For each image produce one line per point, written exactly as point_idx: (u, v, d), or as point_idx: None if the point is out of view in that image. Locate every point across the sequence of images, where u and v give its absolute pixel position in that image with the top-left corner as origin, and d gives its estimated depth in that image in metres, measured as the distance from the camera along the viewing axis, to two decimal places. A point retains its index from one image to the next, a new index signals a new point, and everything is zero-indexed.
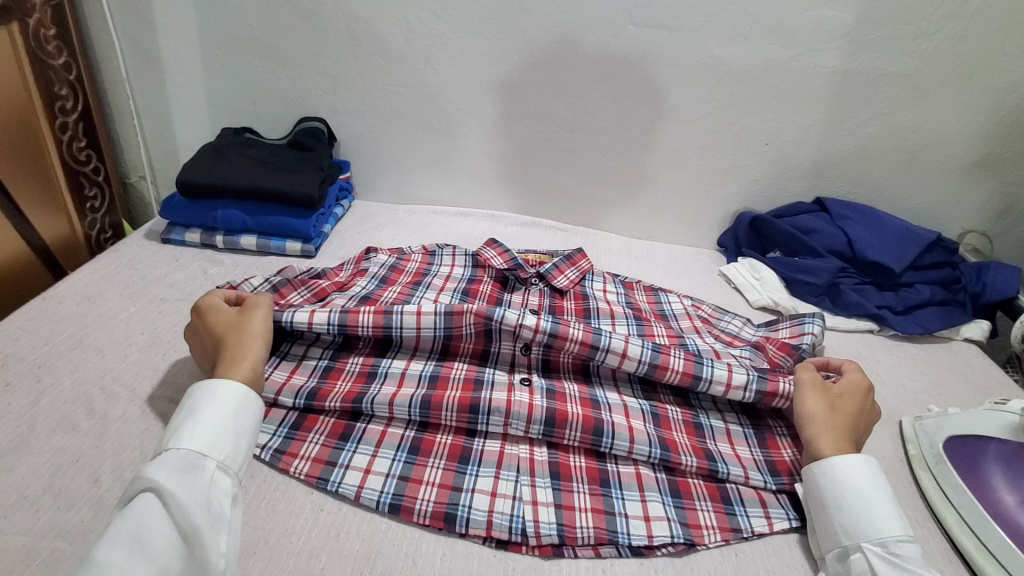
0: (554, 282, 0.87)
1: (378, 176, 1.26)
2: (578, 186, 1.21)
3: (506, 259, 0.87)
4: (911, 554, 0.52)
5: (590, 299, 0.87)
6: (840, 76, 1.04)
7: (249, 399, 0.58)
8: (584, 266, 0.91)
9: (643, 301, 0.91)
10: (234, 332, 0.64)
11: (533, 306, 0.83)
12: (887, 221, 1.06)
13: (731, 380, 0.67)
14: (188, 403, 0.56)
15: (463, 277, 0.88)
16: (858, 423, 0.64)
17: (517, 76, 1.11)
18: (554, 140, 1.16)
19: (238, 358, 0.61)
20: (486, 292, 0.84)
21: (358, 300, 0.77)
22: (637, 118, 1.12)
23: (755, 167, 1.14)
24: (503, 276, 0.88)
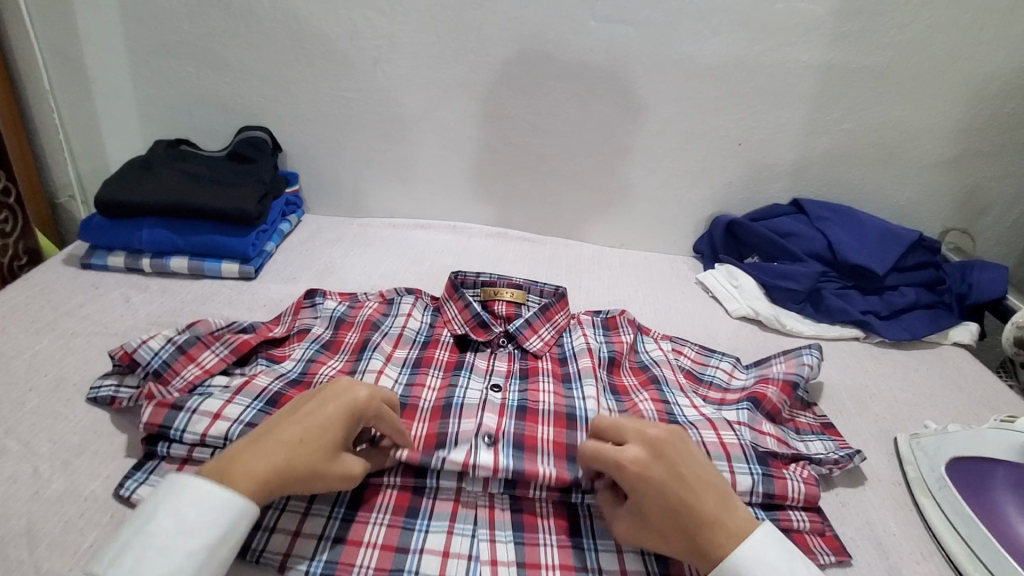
0: (525, 344, 0.78)
1: (330, 188, 1.17)
2: (545, 194, 1.14)
3: (466, 317, 0.80)
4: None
5: (568, 361, 0.76)
6: (812, 70, 0.99)
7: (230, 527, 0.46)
8: (560, 322, 0.82)
9: (624, 343, 0.81)
10: (318, 453, 0.50)
11: (498, 372, 0.75)
12: (867, 222, 1.01)
13: (736, 483, 0.56)
14: (188, 520, 0.44)
15: (417, 339, 0.79)
16: (685, 492, 0.49)
17: (475, 78, 1.03)
18: (517, 145, 1.09)
19: (273, 478, 0.48)
20: (443, 358, 0.76)
21: (287, 382, 0.66)
22: (604, 120, 1.05)
23: (728, 168, 1.08)
24: (463, 338, 0.80)
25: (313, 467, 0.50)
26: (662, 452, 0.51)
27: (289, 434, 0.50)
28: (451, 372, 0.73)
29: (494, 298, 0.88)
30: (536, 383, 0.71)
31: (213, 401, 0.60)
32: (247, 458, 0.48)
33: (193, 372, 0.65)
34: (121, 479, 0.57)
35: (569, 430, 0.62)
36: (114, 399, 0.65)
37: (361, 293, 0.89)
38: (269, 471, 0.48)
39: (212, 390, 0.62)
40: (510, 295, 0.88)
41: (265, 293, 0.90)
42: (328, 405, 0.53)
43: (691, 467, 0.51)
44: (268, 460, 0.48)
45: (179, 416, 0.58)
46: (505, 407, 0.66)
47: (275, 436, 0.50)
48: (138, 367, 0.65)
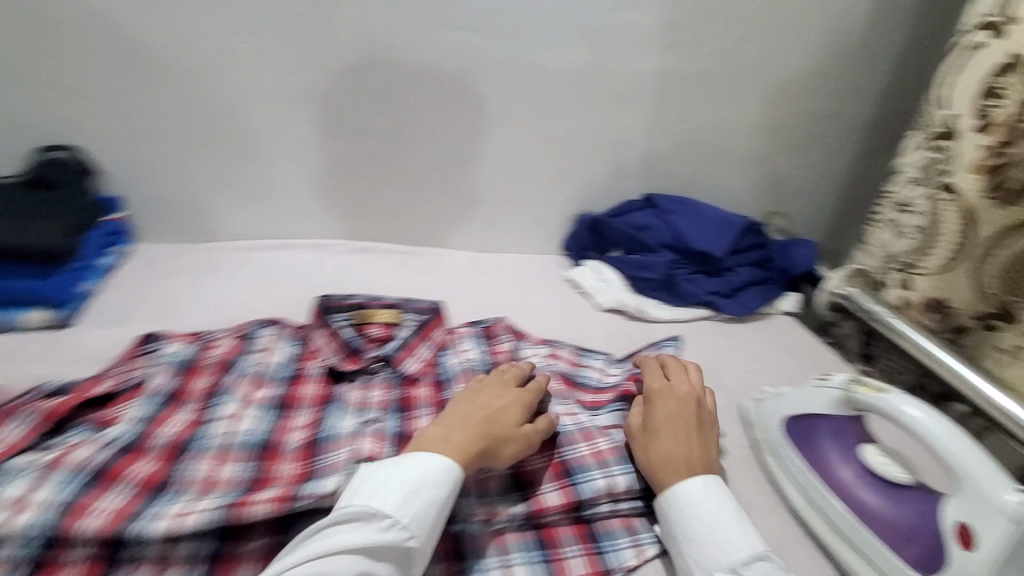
0: (401, 367, 0.76)
1: (166, 211, 1.03)
2: (413, 204, 1.11)
3: (337, 345, 0.78)
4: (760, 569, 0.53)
5: (449, 384, 0.75)
6: (649, 77, 1.07)
7: (448, 481, 0.54)
8: (439, 339, 0.82)
9: (503, 352, 0.81)
10: (508, 424, 0.61)
11: (375, 402, 0.71)
12: (706, 212, 1.13)
13: (613, 486, 0.62)
14: (426, 473, 0.53)
15: (281, 375, 0.73)
16: (682, 432, 0.64)
17: (325, 87, 0.98)
18: (377, 156, 1.05)
19: (480, 447, 0.58)
20: (312, 394, 0.71)
21: (118, 449, 0.59)
22: (464, 126, 1.05)
23: (587, 169, 1.14)
24: (335, 370, 0.75)
25: (508, 436, 0.60)
26: (687, 402, 0.67)
27: (476, 413, 0.61)
28: (322, 408, 0.69)
29: (367, 321, 0.85)
30: (414, 414, 0.69)
31: (18, 485, 0.52)
32: (446, 436, 0.58)
33: None
34: None
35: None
36: None
37: (214, 330, 0.82)
38: (472, 441, 0.58)
39: (19, 470, 0.54)
40: (384, 316, 0.85)
41: (87, 341, 0.79)
42: (495, 389, 0.66)
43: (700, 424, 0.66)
44: (468, 434, 0.58)
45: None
46: (385, 435, 0.64)
47: (464, 418, 0.61)
48: None
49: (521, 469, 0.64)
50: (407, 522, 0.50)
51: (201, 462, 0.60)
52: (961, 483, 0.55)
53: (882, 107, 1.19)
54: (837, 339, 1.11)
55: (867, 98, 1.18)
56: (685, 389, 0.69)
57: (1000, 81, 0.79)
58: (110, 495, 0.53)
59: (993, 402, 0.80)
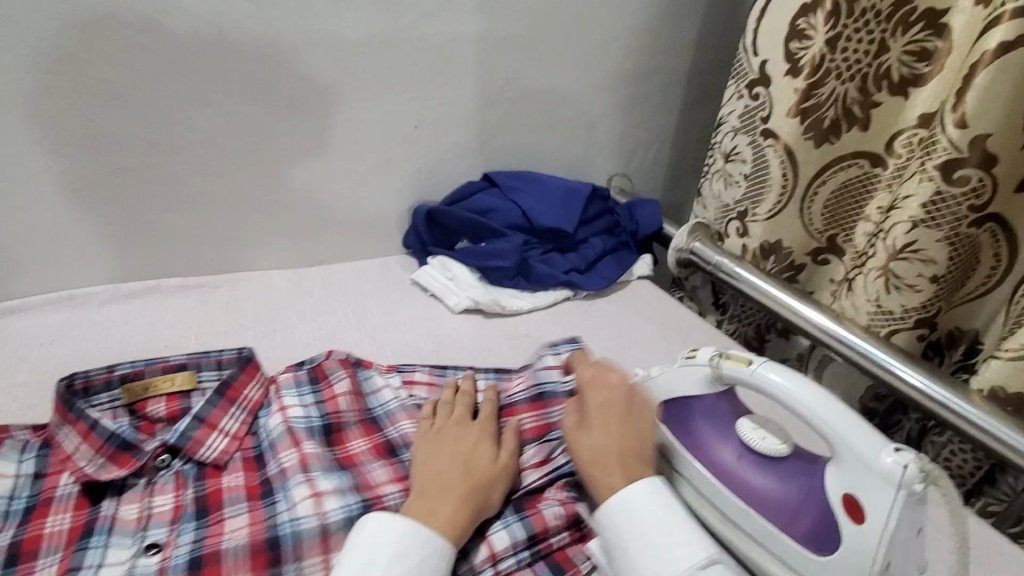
0: (196, 457, 0.57)
1: None
2: (198, 224, 0.88)
3: (91, 443, 0.55)
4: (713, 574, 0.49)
5: (268, 458, 0.59)
6: (462, 42, 0.94)
7: (429, 551, 0.48)
8: (251, 398, 0.64)
9: (341, 399, 0.64)
10: (487, 462, 0.57)
11: (160, 516, 0.53)
12: (550, 184, 1.04)
13: (493, 548, 0.54)
14: (425, 556, 0.48)
15: (8, 514, 0.52)
16: (607, 432, 0.58)
17: (28, 86, 0.72)
18: (132, 171, 0.80)
19: (471, 501, 0.53)
20: (60, 530, 0.51)
21: None
22: (249, 121, 0.84)
23: (413, 156, 0.99)
24: (95, 483, 0.54)
25: (494, 475, 0.56)
26: (610, 391, 0.61)
27: (452, 465, 0.55)
28: (75, 546, 0.50)
29: (144, 397, 0.63)
30: (221, 516, 0.53)
31: None
32: (431, 505, 0.51)
33: None
34: None
35: (272, 570, 0.49)
36: None
37: None
38: (463, 497, 0.53)
39: None
40: (170, 386, 0.64)
41: None
42: (455, 428, 0.60)
43: (632, 410, 0.60)
44: (453, 492, 0.53)
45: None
46: (168, 571, 0.48)
47: (438, 475, 0.54)
48: None
49: None
50: None
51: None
52: (837, 451, 0.51)
53: (699, 56, 1.19)
54: (688, 292, 1.09)
55: (686, 49, 1.17)
56: (604, 379, 0.63)
57: (807, 21, 0.78)
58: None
59: (841, 342, 0.79)
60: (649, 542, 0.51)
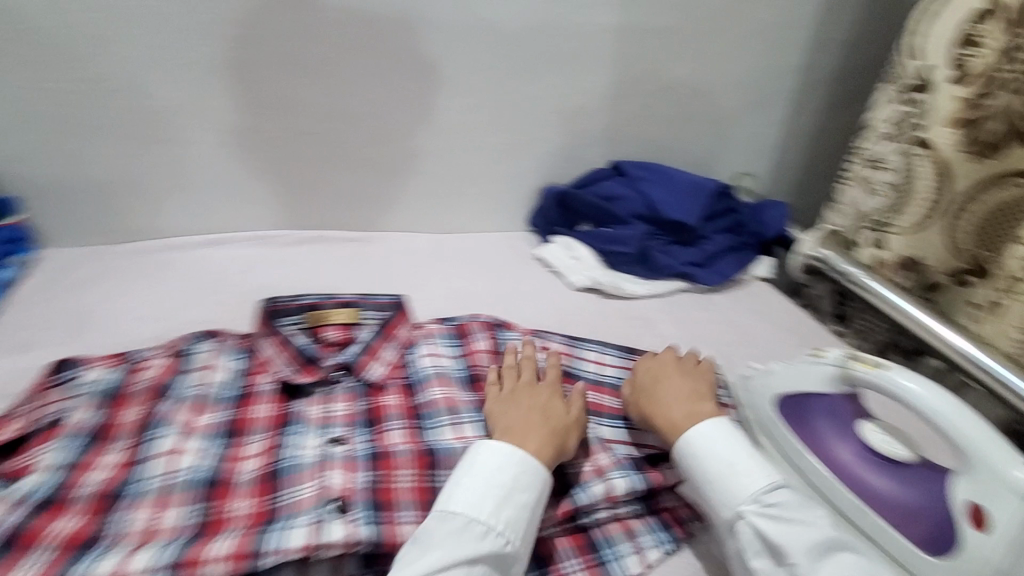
0: (365, 375, 0.69)
1: (78, 211, 0.88)
2: (362, 187, 0.99)
3: (288, 356, 0.69)
4: (783, 500, 0.52)
5: (419, 389, 0.68)
6: (609, 34, 0.99)
7: (522, 474, 0.54)
8: (404, 337, 0.75)
9: (481, 354, 0.75)
10: (561, 414, 0.62)
11: (338, 419, 0.64)
12: (677, 177, 1.07)
13: (613, 491, 0.59)
14: (522, 474, 0.54)
15: (224, 397, 0.64)
16: (671, 387, 0.64)
17: (248, 55, 0.84)
18: (317, 134, 0.93)
19: (554, 442, 0.58)
20: (264, 416, 0.62)
21: (26, 511, 0.49)
22: (414, 96, 0.94)
23: (550, 139, 1.06)
24: (289, 385, 0.67)
25: (569, 424, 0.61)
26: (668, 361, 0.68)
27: (531, 414, 0.60)
28: (278, 430, 0.61)
29: (321, 323, 0.75)
30: (384, 428, 0.63)
31: None
32: (519, 439, 0.57)
33: None
34: None
35: (430, 471, 0.59)
36: None
37: (137, 349, 0.70)
38: (546, 437, 0.58)
39: None
40: (340, 317, 0.76)
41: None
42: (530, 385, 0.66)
43: (687, 371, 0.67)
44: (536, 432, 0.58)
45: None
46: (353, 459, 0.58)
47: (521, 420, 0.60)
48: None
49: None
50: (492, 527, 0.51)
51: (138, 511, 0.50)
52: (971, 462, 0.52)
53: (846, 57, 1.15)
54: (809, 300, 1.08)
55: (831, 49, 1.13)
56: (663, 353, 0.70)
57: (980, 27, 0.75)
58: (26, 569, 0.45)
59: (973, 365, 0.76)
60: (718, 467, 0.56)
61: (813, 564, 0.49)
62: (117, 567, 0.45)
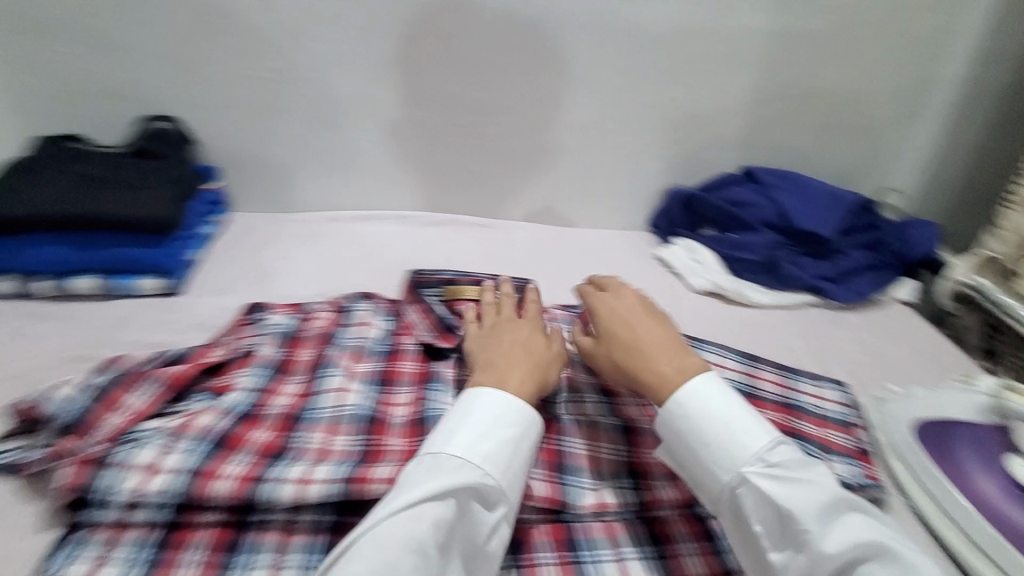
0: None
1: (258, 181, 1.02)
2: (496, 177, 1.06)
3: (430, 322, 0.77)
4: (786, 459, 0.50)
5: None
6: (758, 37, 0.98)
7: (505, 421, 0.53)
8: None
9: None
10: (544, 352, 0.63)
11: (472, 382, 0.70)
12: (813, 186, 1.03)
13: None
14: (510, 420, 0.53)
15: (378, 351, 0.73)
16: (642, 331, 0.62)
17: (412, 52, 0.93)
18: (464, 126, 1.00)
19: (535, 378, 0.59)
20: (410, 371, 0.70)
21: (232, 417, 0.59)
22: (555, 94, 0.99)
23: (682, 141, 1.06)
24: (431, 347, 0.74)
25: (549, 360, 0.62)
26: (626, 307, 0.65)
27: (513, 351, 0.62)
28: (423, 385, 0.68)
29: (458, 297, 0.81)
30: None
31: (148, 450, 0.52)
32: (500, 376, 0.58)
33: (120, 420, 0.55)
34: (43, 558, 0.48)
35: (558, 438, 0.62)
36: (19, 464, 0.53)
37: (308, 302, 0.82)
38: (527, 372, 0.59)
39: (149, 433, 0.54)
40: (473, 292, 0.81)
41: (196, 310, 0.78)
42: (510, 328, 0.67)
43: (649, 316, 0.64)
44: (518, 367, 0.59)
45: (105, 474, 0.50)
46: None
47: (503, 357, 0.61)
48: (47, 422, 0.55)
49: (637, 459, 0.62)
50: (478, 472, 0.49)
51: (314, 433, 0.59)
52: None
53: None
54: (953, 330, 1.00)
55: (1010, 57, 1.02)
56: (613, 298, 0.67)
57: None
58: (236, 461, 0.54)
59: None
60: (715, 427, 0.53)
61: (826, 528, 0.47)
62: (304, 471, 0.53)
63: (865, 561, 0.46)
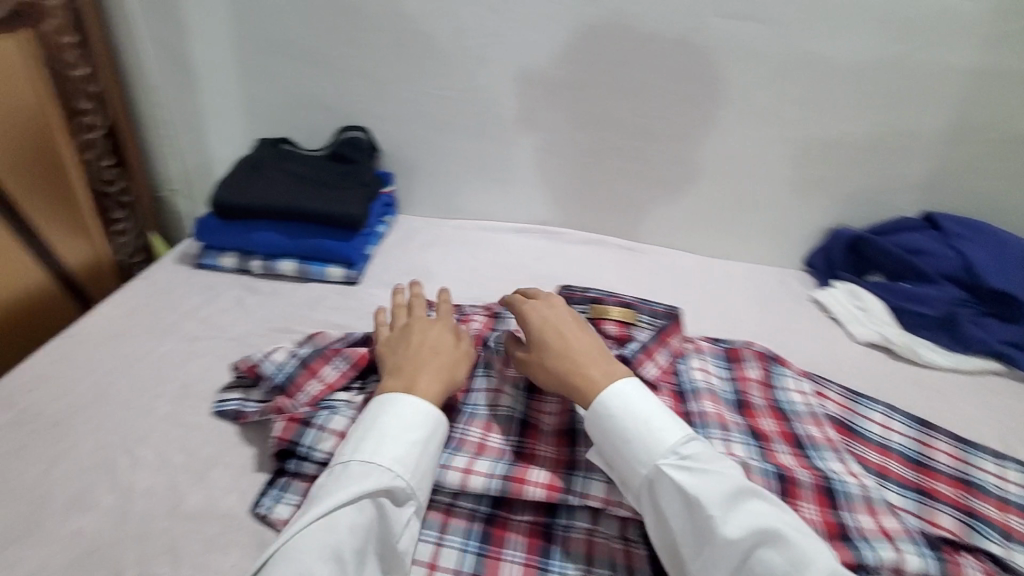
0: (641, 370, 0.74)
1: (425, 187, 1.11)
2: (647, 201, 1.07)
3: None
4: (697, 453, 0.52)
5: (690, 397, 0.72)
6: (959, 75, 0.89)
7: (411, 424, 0.54)
8: (676, 345, 0.78)
9: (753, 383, 0.77)
10: (449, 353, 0.62)
11: None
12: (1010, 243, 0.92)
13: (906, 565, 0.55)
14: (415, 424, 0.54)
15: None
16: (564, 339, 0.62)
17: (582, 78, 0.97)
18: (622, 150, 1.02)
19: (443, 379, 0.59)
20: None
21: None
22: (719, 123, 0.98)
23: (854, 180, 0.99)
24: None
25: (455, 360, 0.62)
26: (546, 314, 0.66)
27: (424, 351, 0.61)
28: None
29: (602, 316, 0.82)
30: None
31: (339, 419, 0.59)
32: (409, 381, 0.58)
33: (318, 387, 0.64)
34: (257, 496, 0.57)
35: None
36: (240, 414, 0.64)
37: (465, 306, 0.88)
38: (436, 375, 0.59)
39: (338, 402, 0.61)
40: (616, 314, 0.82)
41: (370, 299, 0.88)
42: (426, 324, 0.66)
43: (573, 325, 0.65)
44: (426, 369, 0.59)
45: (308, 434, 0.58)
46: None
47: (411, 358, 0.61)
48: (263, 380, 0.66)
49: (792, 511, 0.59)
50: (390, 475, 0.51)
51: (474, 427, 0.62)
52: None
53: None
54: None
55: None
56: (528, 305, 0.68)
57: None
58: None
59: None
60: (635, 423, 0.54)
61: (728, 516, 0.48)
62: (467, 463, 0.59)
63: (762, 546, 0.47)
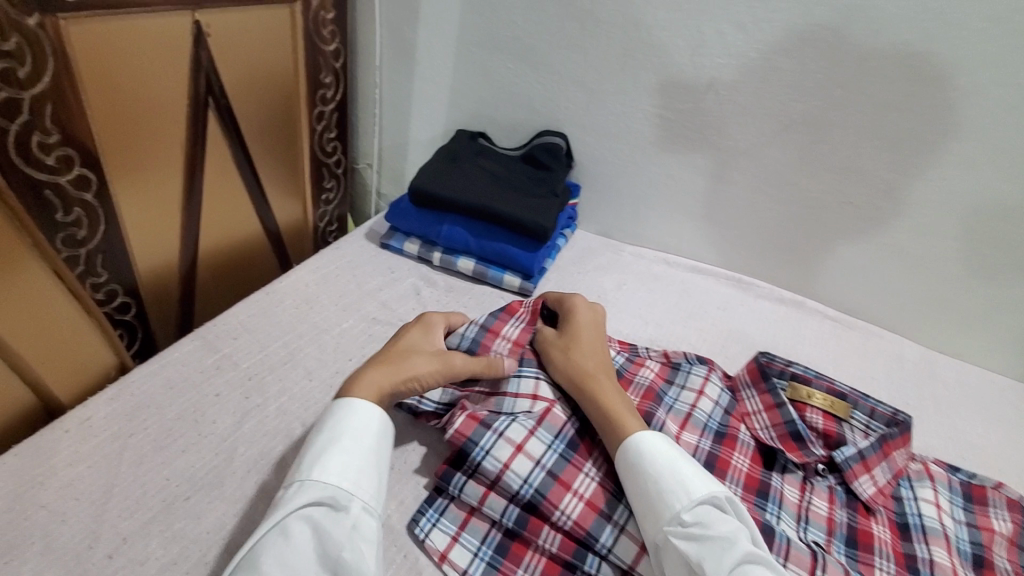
0: (854, 485, 0.62)
1: (611, 206, 1.04)
2: (870, 271, 0.90)
3: (777, 421, 0.67)
4: (704, 519, 0.49)
5: (915, 537, 0.59)
6: None
7: (345, 427, 0.52)
8: (901, 464, 0.64)
9: (998, 540, 0.60)
10: (405, 353, 0.61)
11: (817, 517, 0.61)
12: None
13: None
14: (345, 425, 0.52)
15: (708, 426, 0.67)
16: (590, 354, 0.64)
17: (832, 120, 0.82)
18: (857, 208, 0.86)
19: (384, 377, 0.58)
20: (742, 470, 0.63)
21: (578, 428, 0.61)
22: (1004, 201, 0.78)
23: None
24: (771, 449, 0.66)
25: (407, 359, 0.60)
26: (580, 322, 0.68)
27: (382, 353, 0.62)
28: (756, 496, 0.61)
29: (805, 401, 0.70)
30: (871, 561, 0.57)
31: (518, 429, 0.58)
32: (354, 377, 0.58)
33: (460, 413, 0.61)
34: (414, 514, 0.56)
35: None
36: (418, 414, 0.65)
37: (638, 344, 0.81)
38: (376, 371, 0.58)
39: (518, 410, 0.60)
40: (826, 403, 0.69)
41: None
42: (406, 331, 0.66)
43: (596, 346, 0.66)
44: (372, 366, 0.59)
45: (486, 435, 0.58)
46: None
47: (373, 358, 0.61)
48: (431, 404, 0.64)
49: None
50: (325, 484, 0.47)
51: None
52: None
53: None
54: None
55: None
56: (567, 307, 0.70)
57: None
58: (585, 475, 0.57)
59: None
60: (647, 485, 0.52)
61: None
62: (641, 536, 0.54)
63: None
